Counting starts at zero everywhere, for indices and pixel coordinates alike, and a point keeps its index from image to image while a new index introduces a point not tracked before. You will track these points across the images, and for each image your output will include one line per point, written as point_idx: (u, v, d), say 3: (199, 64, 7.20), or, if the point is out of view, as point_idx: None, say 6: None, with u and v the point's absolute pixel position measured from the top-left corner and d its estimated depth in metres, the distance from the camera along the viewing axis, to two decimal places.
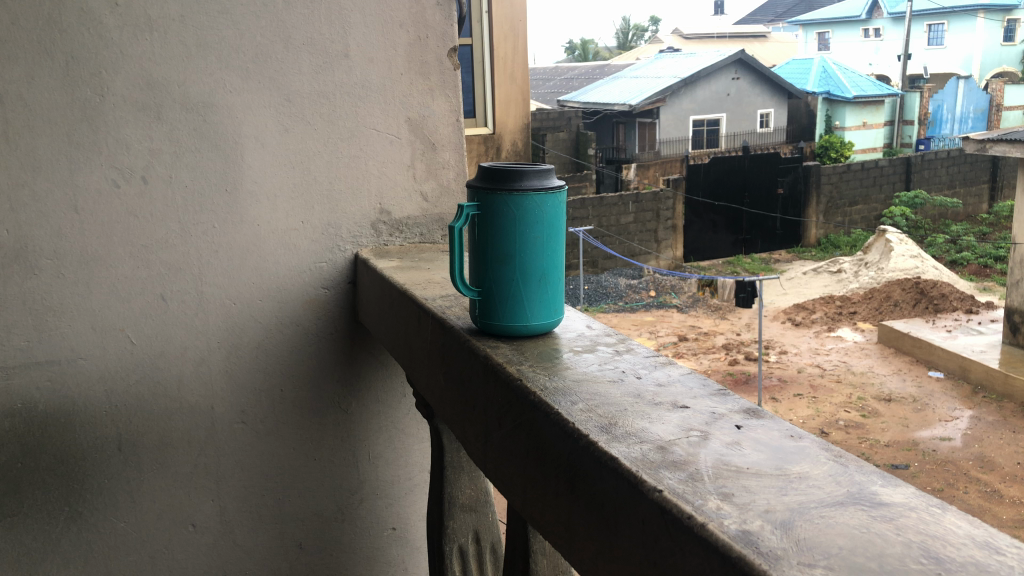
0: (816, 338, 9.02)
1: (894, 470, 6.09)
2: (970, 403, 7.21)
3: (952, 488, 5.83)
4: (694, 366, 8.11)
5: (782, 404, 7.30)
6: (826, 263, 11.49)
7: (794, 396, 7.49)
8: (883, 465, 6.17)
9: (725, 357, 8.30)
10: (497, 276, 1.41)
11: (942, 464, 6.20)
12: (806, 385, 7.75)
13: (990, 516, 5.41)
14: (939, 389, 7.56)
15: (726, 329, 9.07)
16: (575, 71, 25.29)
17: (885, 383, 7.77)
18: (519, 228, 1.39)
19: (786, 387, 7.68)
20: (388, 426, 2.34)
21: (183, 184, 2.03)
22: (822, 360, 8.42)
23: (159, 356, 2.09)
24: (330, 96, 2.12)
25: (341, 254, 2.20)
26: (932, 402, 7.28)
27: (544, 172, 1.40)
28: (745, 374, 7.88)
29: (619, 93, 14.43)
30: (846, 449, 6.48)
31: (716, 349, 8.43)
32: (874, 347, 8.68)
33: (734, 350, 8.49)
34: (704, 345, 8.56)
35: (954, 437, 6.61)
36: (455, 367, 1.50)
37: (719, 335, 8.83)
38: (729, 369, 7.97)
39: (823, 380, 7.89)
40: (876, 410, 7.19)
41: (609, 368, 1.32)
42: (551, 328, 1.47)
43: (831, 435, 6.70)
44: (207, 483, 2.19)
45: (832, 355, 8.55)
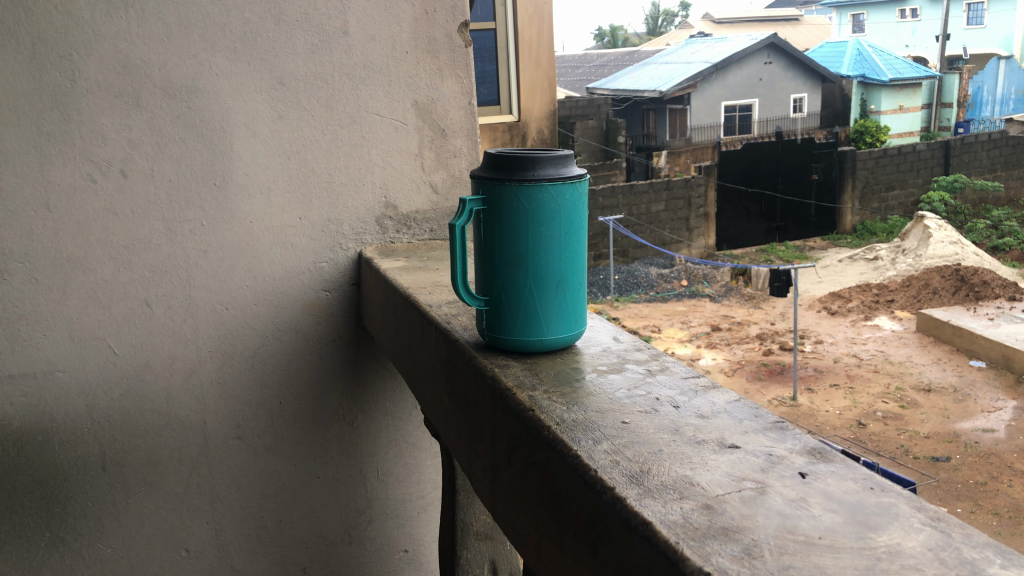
0: (852, 328, 8.68)
1: (935, 463, 5.80)
2: (1014, 393, 6.89)
3: (995, 481, 5.53)
4: (727, 356, 7.89)
5: (818, 396, 6.99)
6: (862, 250, 11.12)
7: (830, 387, 7.16)
8: (923, 458, 5.86)
9: (759, 347, 8.02)
10: (507, 285, 1.20)
11: (985, 456, 5.89)
12: (843, 374, 7.43)
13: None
14: (980, 378, 7.23)
15: (760, 318, 8.78)
16: (602, 57, 24.86)
17: (924, 373, 7.44)
18: (534, 225, 1.18)
19: (821, 376, 7.34)
20: (399, 440, 2.13)
21: (167, 179, 1.83)
22: (859, 350, 8.10)
23: (144, 367, 1.90)
24: (327, 78, 1.92)
25: (343, 252, 2.00)
26: (974, 392, 6.96)
27: (562, 159, 1.19)
28: (780, 365, 7.59)
29: (648, 81, 14.00)
30: (885, 441, 6.18)
31: (750, 339, 8.16)
32: (912, 336, 8.34)
33: (769, 340, 8.21)
34: (738, 335, 8.30)
35: (997, 429, 6.30)
36: (460, 387, 1.28)
37: (753, 325, 8.55)
38: (764, 359, 7.70)
39: (860, 370, 7.57)
40: (915, 401, 6.87)
41: (641, 394, 1.10)
42: (570, 342, 1.26)
43: (869, 427, 6.39)
44: (201, 504, 2.00)
45: (869, 345, 8.22)
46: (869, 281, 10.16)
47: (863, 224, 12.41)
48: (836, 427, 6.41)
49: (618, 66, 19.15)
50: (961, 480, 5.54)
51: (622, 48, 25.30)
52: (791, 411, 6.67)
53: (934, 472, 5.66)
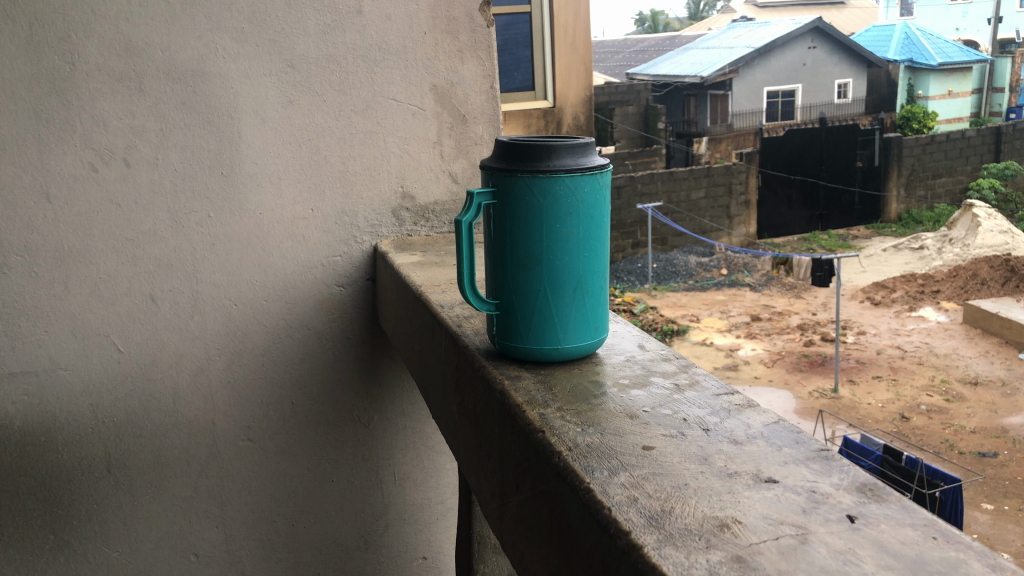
0: (896, 318, 8.39)
1: (981, 459, 5.57)
2: None
3: None
4: (767, 347, 7.70)
5: (860, 388, 6.76)
6: (908, 239, 10.81)
7: (873, 379, 6.93)
8: (968, 453, 5.63)
9: (800, 337, 7.82)
10: (520, 288, 1.08)
11: None
12: (886, 366, 7.18)
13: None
14: None
15: (801, 308, 8.57)
16: (644, 43, 24.48)
17: (971, 366, 7.17)
18: (548, 221, 1.06)
19: (864, 368, 7.12)
20: (416, 442, 2.03)
21: (172, 167, 1.73)
22: (903, 341, 7.84)
23: (150, 365, 1.81)
24: (340, 61, 1.81)
25: (358, 245, 1.89)
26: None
27: (580, 148, 1.06)
28: (821, 356, 7.37)
29: (689, 66, 13.74)
30: (928, 435, 5.95)
31: (791, 329, 7.96)
32: (959, 328, 8.05)
33: (810, 330, 8.00)
34: (779, 326, 8.10)
35: None
36: (470, 399, 1.17)
37: (794, 315, 8.34)
38: (805, 350, 7.49)
39: (904, 362, 7.32)
40: (962, 394, 6.62)
41: (667, 414, 0.98)
42: (589, 352, 1.14)
43: (913, 421, 6.16)
44: (209, 508, 1.91)
45: (914, 336, 7.95)
46: (914, 271, 9.87)
47: (909, 213, 12.07)
48: (878, 420, 6.19)
49: (659, 51, 18.85)
50: (1009, 476, 5.30)
51: (663, 34, 24.92)
52: (832, 403, 6.46)
53: (981, 468, 5.43)
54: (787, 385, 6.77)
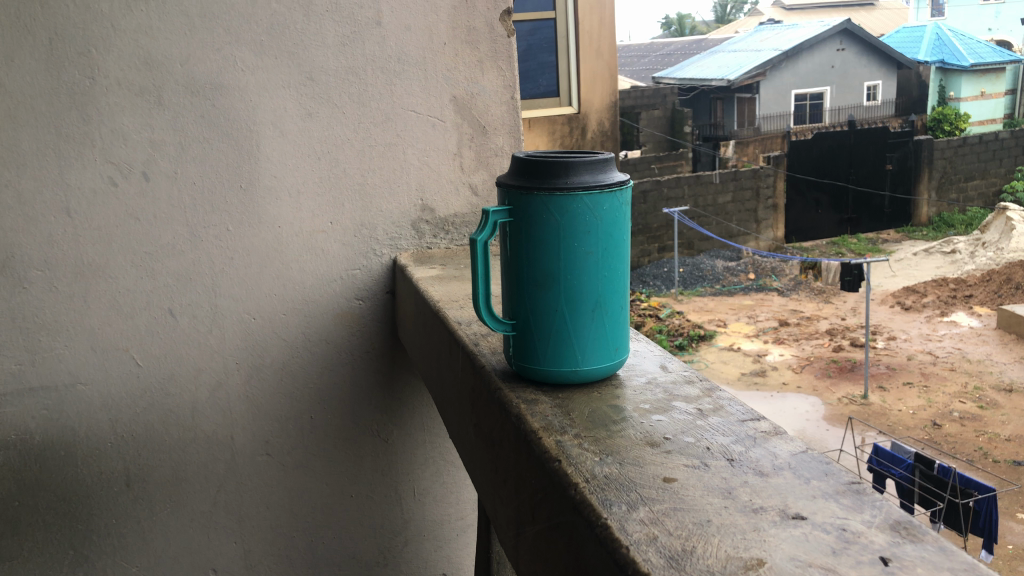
0: (927, 324, 8.25)
1: (1016, 467, 5.44)
2: None
3: None
4: (795, 352, 7.60)
5: (891, 394, 6.64)
6: (939, 243, 10.64)
7: (903, 385, 6.81)
8: (1003, 462, 5.50)
9: (829, 342, 7.72)
10: (537, 309, 1.05)
11: None
12: (917, 372, 7.05)
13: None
14: None
15: (829, 313, 8.45)
16: (670, 46, 24.36)
17: (1005, 372, 7.02)
18: (567, 241, 1.02)
19: (894, 374, 6.99)
20: (436, 457, 2.01)
21: (190, 181, 1.71)
22: (934, 347, 7.70)
23: (169, 379, 1.79)
24: (360, 73, 1.79)
25: (377, 258, 1.87)
26: None
27: (600, 165, 1.03)
28: (850, 362, 7.26)
29: (716, 69, 13.63)
30: (961, 443, 5.82)
31: (819, 334, 7.86)
32: (992, 333, 7.90)
33: (839, 335, 7.89)
34: (807, 331, 8.00)
35: None
36: (486, 422, 1.14)
37: (823, 320, 8.24)
38: (833, 356, 7.39)
39: (936, 368, 7.18)
40: (996, 401, 6.47)
41: (690, 441, 0.95)
42: (608, 375, 1.11)
43: (945, 428, 6.04)
44: (228, 523, 1.89)
45: (946, 341, 7.80)
46: (945, 275, 9.70)
47: (941, 216, 11.88)
48: (909, 427, 6.08)
49: (686, 54, 18.73)
50: None
51: (690, 38, 24.76)
52: (861, 410, 6.35)
53: (1016, 478, 5.31)
54: (816, 392, 6.67)
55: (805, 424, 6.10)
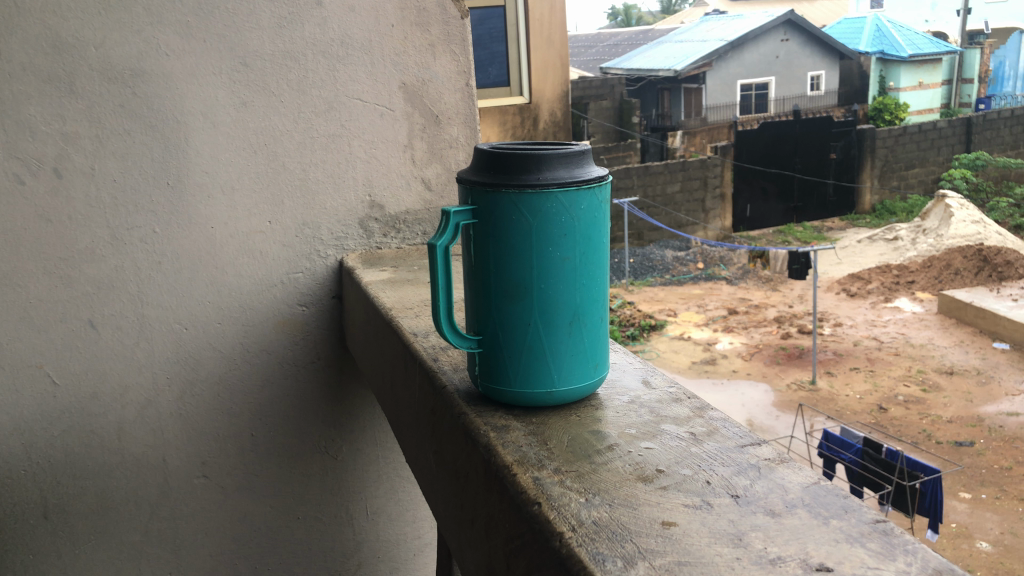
0: (872, 310, 8.29)
1: (958, 448, 5.46)
2: None
3: (1020, 466, 5.16)
4: (744, 340, 7.58)
5: (838, 379, 6.64)
6: (882, 230, 10.67)
7: (850, 370, 6.81)
8: (945, 443, 5.52)
9: (777, 330, 7.72)
10: (505, 321, 0.92)
11: (1010, 441, 5.53)
12: (863, 358, 7.06)
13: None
14: (1004, 360, 6.88)
15: (778, 301, 8.47)
16: (617, 36, 24.34)
17: (946, 355, 7.06)
18: (538, 244, 0.89)
19: (841, 360, 6.99)
20: (390, 473, 1.87)
21: (110, 178, 1.54)
22: (880, 332, 7.72)
23: (92, 398, 1.62)
24: (298, 57, 1.63)
25: (322, 260, 1.72)
26: (997, 375, 6.61)
27: (575, 158, 0.90)
28: (799, 349, 7.26)
29: (662, 60, 13.62)
30: (905, 426, 5.83)
31: (768, 322, 7.86)
32: (934, 318, 7.96)
33: (787, 323, 7.90)
34: (755, 319, 8.00)
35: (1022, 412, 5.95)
36: (450, 449, 1.01)
37: (771, 308, 8.24)
38: (782, 343, 7.38)
39: (881, 353, 7.20)
40: (938, 384, 6.51)
41: (687, 474, 0.82)
42: (586, 396, 0.98)
43: (890, 412, 6.03)
44: (161, 552, 1.72)
45: (890, 327, 7.84)
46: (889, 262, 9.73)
47: (883, 204, 12.00)
48: (856, 412, 6.07)
49: (633, 45, 18.72)
50: (983, 466, 5.19)
51: (635, 28, 24.80)
52: (809, 396, 6.34)
53: (958, 458, 5.33)
54: (766, 378, 6.66)
55: (756, 411, 6.07)
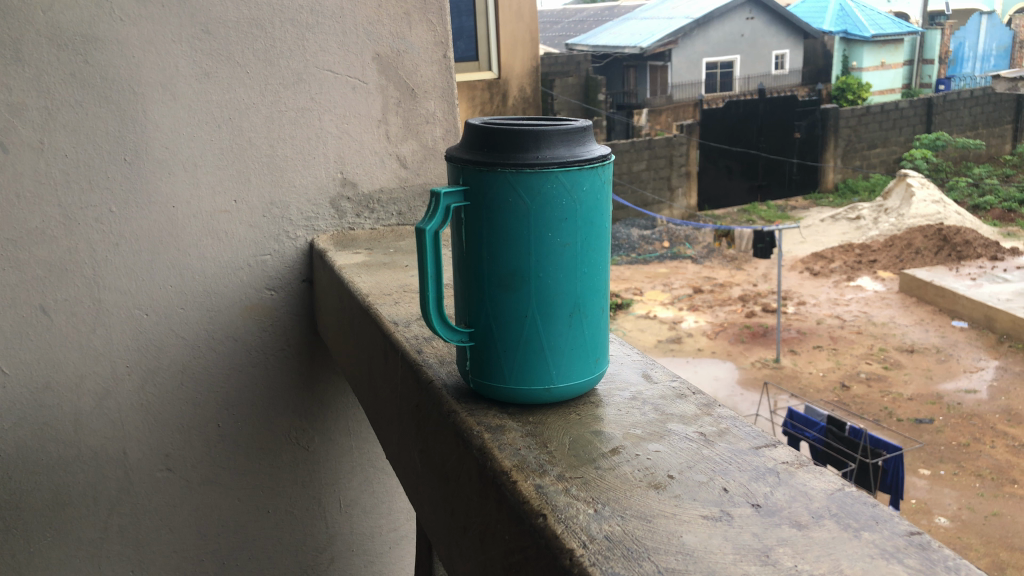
0: (835, 289, 8.31)
1: (918, 425, 5.46)
2: (995, 353, 6.59)
3: (977, 442, 5.17)
4: (709, 319, 7.58)
5: (801, 357, 6.64)
6: (845, 210, 10.73)
7: (813, 349, 6.81)
8: (906, 420, 5.51)
9: (742, 308, 7.72)
10: (499, 313, 0.84)
11: (968, 417, 5.55)
12: (826, 336, 7.05)
13: (1019, 471, 4.83)
14: (962, 339, 6.90)
15: (742, 280, 8.48)
16: (582, 13, 24.13)
17: (907, 334, 7.08)
18: (537, 227, 0.81)
19: (805, 339, 6.99)
20: (364, 464, 1.79)
21: (62, 153, 1.42)
22: (843, 311, 7.73)
23: (44, 388, 1.51)
24: (265, 25, 1.52)
25: (291, 241, 1.63)
26: (956, 352, 6.64)
27: (575, 135, 0.82)
28: (762, 328, 7.26)
29: (629, 36, 13.51)
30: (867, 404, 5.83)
31: (732, 301, 7.85)
32: (895, 297, 7.99)
33: (751, 302, 7.90)
34: (720, 298, 7.99)
35: (979, 390, 5.96)
36: (438, 450, 0.93)
37: (736, 287, 8.25)
38: (746, 321, 7.37)
39: (843, 332, 7.20)
40: (899, 362, 6.52)
41: (702, 481, 0.76)
42: (584, 394, 0.91)
43: (853, 389, 6.03)
44: (123, 551, 1.63)
45: (852, 306, 7.86)
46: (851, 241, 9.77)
47: (846, 183, 12.05)
48: (818, 389, 6.05)
49: (599, 21, 18.56)
50: (941, 442, 5.20)
51: (600, 5, 24.60)
52: (774, 373, 6.32)
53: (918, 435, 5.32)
54: (730, 356, 6.64)
55: (721, 388, 6.05)
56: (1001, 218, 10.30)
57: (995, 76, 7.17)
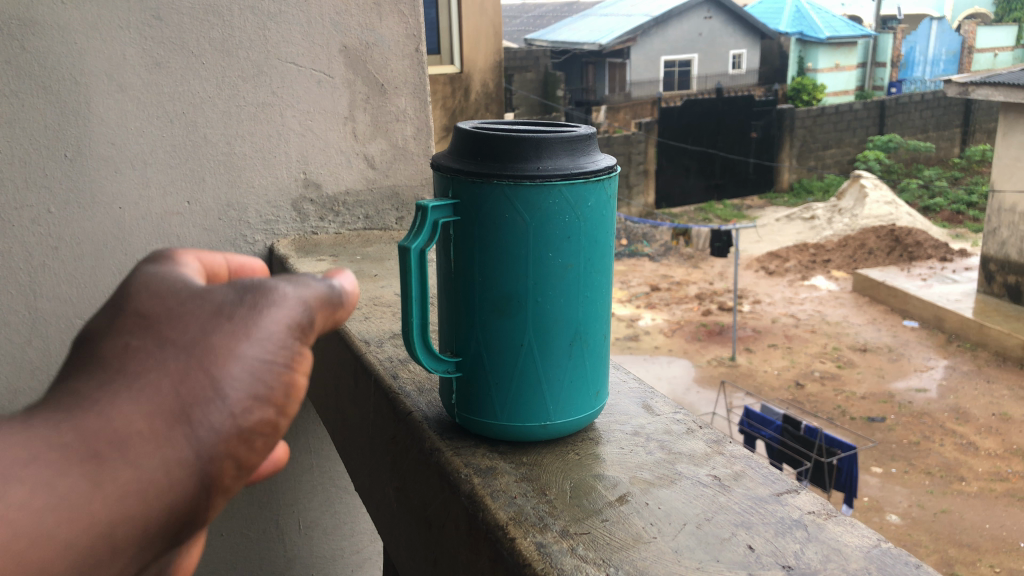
0: (790, 288, 8.28)
1: (870, 423, 5.42)
2: (945, 352, 6.58)
3: (927, 441, 5.15)
4: (666, 316, 7.54)
5: (756, 355, 6.59)
6: (800, 209, 10.73)
7: (768, 347, 6.75)
8: (859, 418, 5.47)
9: (698, 307, 7.68)
10: (491, 342, 0.75)
11: (919, 416, 5.52)
12: (781, 335, 7.00)
13: (967, 469, 4.84)
14: (914, 338, 6.87)
15: (698, 278, 8.47)
16: (541, 7, 23.92)
17: (860, 333, 7.05)
18: (536, 247, 0.72)
19: (760, 337, 6.93)
20: (324, 485, 1.60)
21: None
22: (797, 309, 7.70)
23: None
24: (223, 12, 1.39)
25: (248, 246, 1.51)
26: (907, 351, 6.60)
27: (579, 144, 0.72)
28: (719, 325, 7.22)
29: (588, 32, 13.41)
30: (820, 402, 5.79)
31: (689, 299, 7.83)
32: (848, 297, 7.97)
33: (708, 299, 7.87)
34: (677, 296, 7.95)
35: (929, 388, 5.93)
36: (419, 489, 0.82)
37: (692, 285, 8.22)
38: (703, 320, 7.33)
39: (798, 330, 7.16)
40: (852, 360, 6.48)
41: (725, 539, 0.67)
42: (581, 430, 0.81)
43: (807, 388, 5.99)
44: None
45: (807, 304, 7.83)
46: (806, 240, 9.77)
47: (801, 183, 11.99)
48: (773, 387, 6.00)
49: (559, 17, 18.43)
50: (892, 440, 5.17)
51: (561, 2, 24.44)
52: (729, 371, 6.27)
53: (870, 433, 5.29)
54: (686, 354, 6.59)
55: (678, 386, 5.99)
56: (950, 219, 10.38)
57: (947, 80, 7.17)
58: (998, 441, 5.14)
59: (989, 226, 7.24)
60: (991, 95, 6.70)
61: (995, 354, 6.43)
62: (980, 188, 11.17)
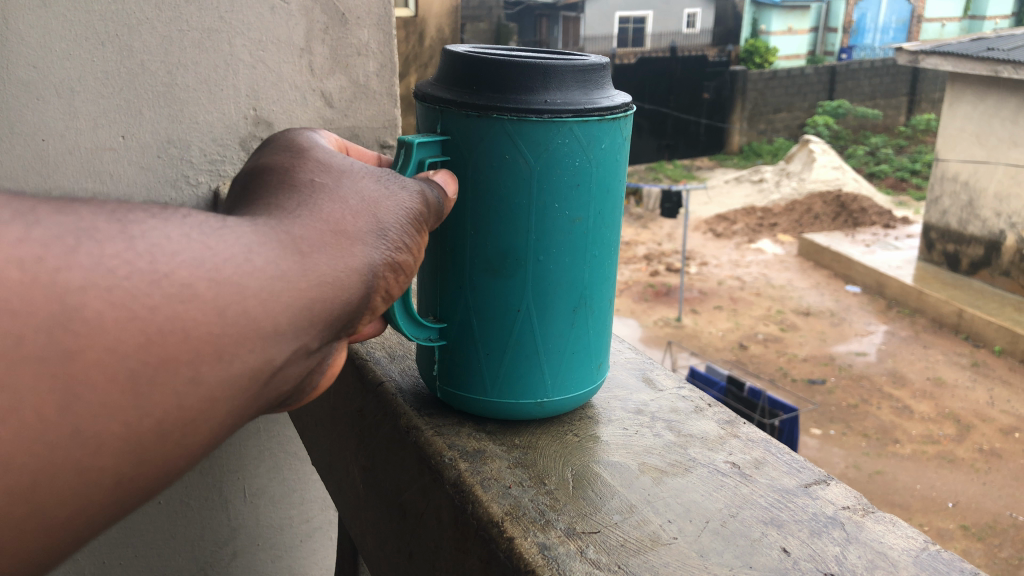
0: (736, 251, 8.25)
1: (810, 385, 5.43)
2: (885, 317, 6.60)
3: (865, 404, 5.18)
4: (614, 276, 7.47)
5: (701, 317, 6.55)
6: (748, 172, 10.66)
7: (714, 309, 6.72)
8: (800, 380, 5.49)
9: (646, 267, 7.62)
10: (480, 303, 0.64)
11: (858, 378, 5.55)
12: (726, 297, 6.97)
13: (901, 432, 4.84)
14: (855, 303, 6.89)
15: (647, 239, 8.41)
16: None
17: (803, 296, 7.05)
18: (540, 196, 0.60)
19: (706, 299, 6.89)
20: (274, 450, 1.28)
21: None
22: (742, 272, 7.68)
23: None
24: None
25: (189, 189, 1.11)
26: (849, 316, 6.62)
27: (592, 74, 0.60)
28: (666, 286, 7.17)
29: None
30: (762, 364, 5.78)
31: (637, 259, 7.77)
32: (793, 261, 7.97)
33: (655, 260, 7.81)
34: (625, 256, 7.91)
35: (869, 352, 5.96)
36: (404, 469, 0.69)
37: (640, 245, 8.16)
38: (650, 280, 7.28)
39: (743, 293, 7.14)
40: (795, 324, 6.49)
41: (776, 552, 0.56)
42: (576, 407, 0.70)
43: (750, 349, 5.99)
44: None
45: (752, 268, 7.82)
46: (753, 204, 9.71)
47: (751, 146, 11.78)
48: (718, 348, 5.98)
49: None
50: (830, 403, 5.19)
51: None
52: (674, 332, 6.24)
53: (810, 395, 5.31)
54: (634, 314, 6.54)
55: None
56: (894, 186, 10.43)
57: (898, 47, 7.08)
58: (932, 404, 5.19)
59: (933, 195, 7.24)
60: (941, 64, 6.64)
61: (932, 321, 6.48)
62: (925, 156, 11.22)
